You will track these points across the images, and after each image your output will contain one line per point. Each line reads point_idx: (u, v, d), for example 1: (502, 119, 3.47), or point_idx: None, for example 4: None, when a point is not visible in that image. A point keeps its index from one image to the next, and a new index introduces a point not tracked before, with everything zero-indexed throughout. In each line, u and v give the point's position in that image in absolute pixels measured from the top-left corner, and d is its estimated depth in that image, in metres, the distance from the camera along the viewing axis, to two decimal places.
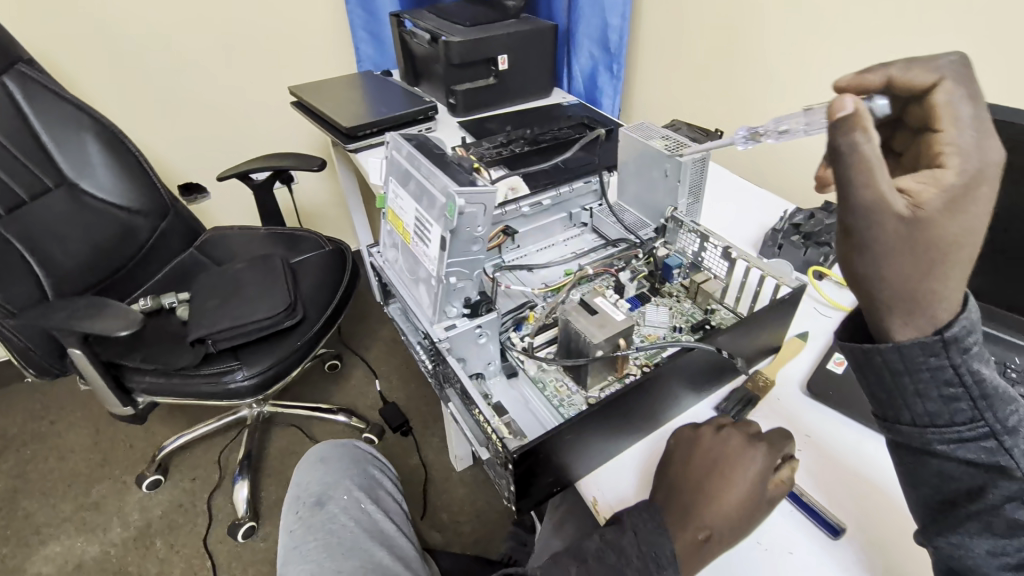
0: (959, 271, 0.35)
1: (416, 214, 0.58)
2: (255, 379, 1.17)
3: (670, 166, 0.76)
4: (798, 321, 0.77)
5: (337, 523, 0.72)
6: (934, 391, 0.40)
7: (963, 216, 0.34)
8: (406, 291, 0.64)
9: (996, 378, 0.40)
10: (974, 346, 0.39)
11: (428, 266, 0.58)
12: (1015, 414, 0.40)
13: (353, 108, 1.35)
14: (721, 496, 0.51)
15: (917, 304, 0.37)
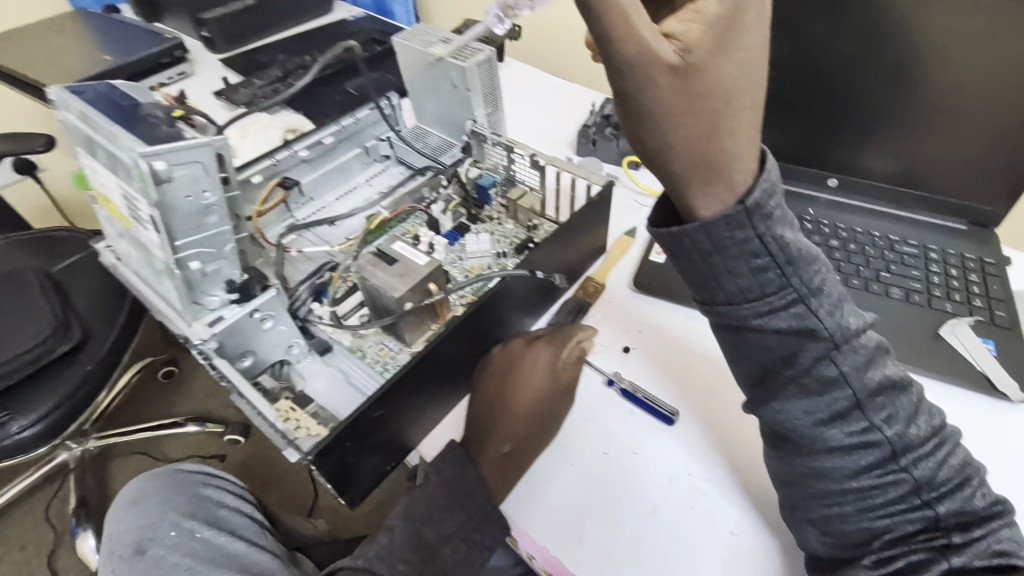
0: (745, 127, 0.32)
1: (116, 191, 0.46)
2: (40, 426, 0.93)
3: (456, 74, 0.67)
4: (619, 217, 0.75)
5: (167, 566, 0.61)
6: (740, 260, 0.36)
7: (735, 62, 0.30)
8: (146, 288, 0.52)
9: (801, 241, 0.37)
10: (776, 210, 0.36)
11: (159, 256, 0.46)
12: (820, 273, 0.38)
13: (68, 61, 1.04)
14: (510, 405, 0.53)
15: (715, 169, 0.33)
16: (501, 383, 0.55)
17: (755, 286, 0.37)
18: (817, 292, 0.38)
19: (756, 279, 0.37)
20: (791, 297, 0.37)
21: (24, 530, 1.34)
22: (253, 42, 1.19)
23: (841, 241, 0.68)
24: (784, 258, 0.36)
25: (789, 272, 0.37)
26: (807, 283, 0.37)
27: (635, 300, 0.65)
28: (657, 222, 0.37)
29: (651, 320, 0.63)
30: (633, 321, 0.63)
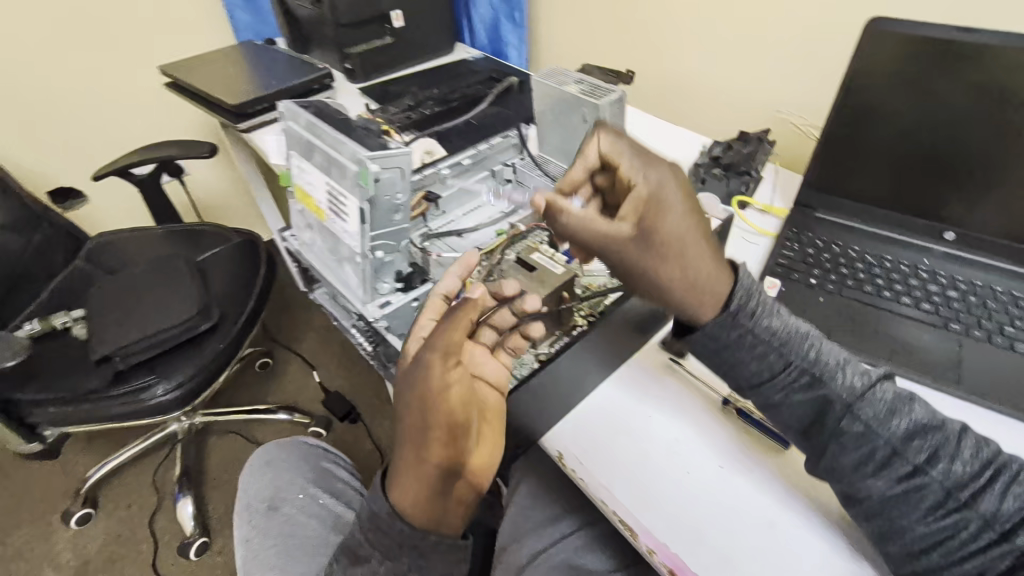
0: (703, 260, 0.52)
1: (327, 187, 0.58)
2: (179, 392, 1.06)
3: (589, 110, 0.76)
4: (734, 253, 0.79)
5: (295, 524, 0.70)
6: (739, 352, 0.53)
7: (674, 227, 0.52)
8: (325, 271, 0.63)
9: (788, 329, 0.53)
10: (755, 309, 0.53)
11: (350, 243, 0.57)
12: (812, 350, 0.53)
13: (237, 82, 1.21)
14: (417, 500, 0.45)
15: (696, 284, 0.51)
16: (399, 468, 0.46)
17: (763, 367, 0.52)
18: (816, 364, 0.52)
19: (759, 362, 0.52)
20: (792, 369, 0.52)
21: (131, 490, 1.43)
22: (385, 76, 1.33)
23: (954, 295, 0.67)
24: (776, 342, 0.52)
25: (783, 353, 0.52)
26: (799, 355, 0.52)
27: None
28: (680, 331, 0.55)
29: None
30: None
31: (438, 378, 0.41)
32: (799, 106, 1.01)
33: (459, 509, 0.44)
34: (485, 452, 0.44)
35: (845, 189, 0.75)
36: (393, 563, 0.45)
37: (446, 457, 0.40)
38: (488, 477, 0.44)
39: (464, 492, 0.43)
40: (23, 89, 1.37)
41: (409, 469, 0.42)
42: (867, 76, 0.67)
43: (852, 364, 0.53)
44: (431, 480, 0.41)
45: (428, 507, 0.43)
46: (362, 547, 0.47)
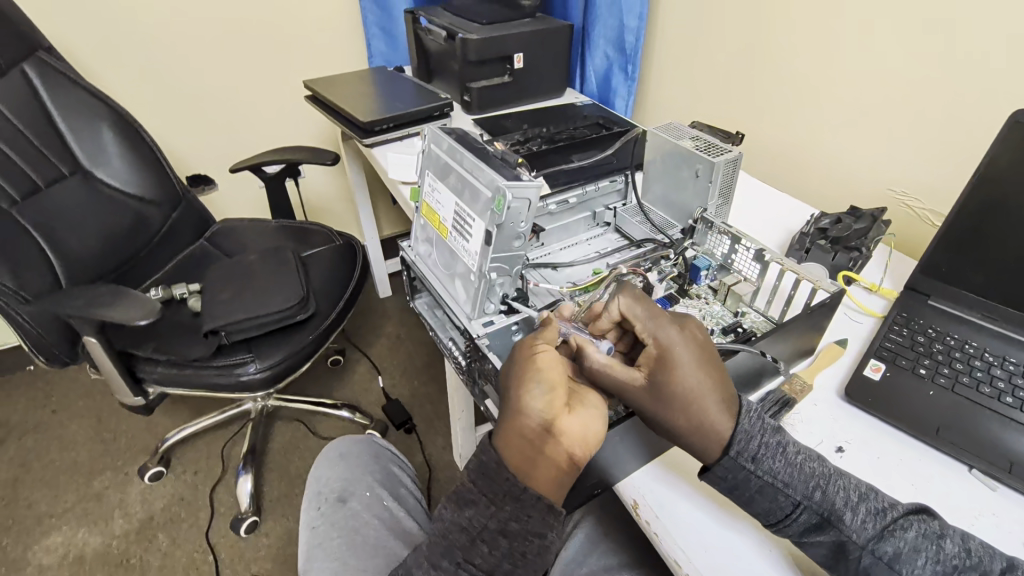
0: (714, 404, 0.51)
1: (457, 209, 0.68)
2: (267, 373, 1.15)
3: (702, 167, 0.77)
4: (835, 329, 0.77)
5: (360, 521, 0.71)
6: (747, 491, 0.51)
7: (687, 369, 0.52)
8: (440, 282, 0.73)
9: (790, 462, 0.51)
10: (755, 449, 0.51)
11: (469, 262, 0.67)
12: (818, 487, 0.50)
13: (366, 101, 1.32)
14: (542, 461, 0.47)
15: (705, 435, 0.51)
16: (511, 431, 0.47)
17: (773, 508, 0.51)
18: (821, 504, 0.49)
19: (770, 502, 0.50)
20: (801, 509, 0.49)
21: (201, 457, 1.51)
22: (497, 110, 1.41)
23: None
24: (779, 483, 0.50)
25: (789, 494, 0.50)
26: (803, 493, 0.50)
27: (845, 411, 0.66)
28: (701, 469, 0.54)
29: (862, 433, 0.64)
30: (843, 430, 0.64)
31: (545, 345, 0.52)
32: (917, 187, 0.97)
33: (552, 472, 0.47)
34: (585, 420, 0.49)
35: (962, 281, 0.69)
36: (502, 512, 0.47)
37: (545, 403, 0.48)
38: (582, 448, 0.48)
39: (560, 451, 0.47)
40: (188, 88, 1.58)
41: (511, 416, 0.48)
42: (1006, 165, 0.63)
43: (863, 501, 0.49)
44: (530, 426, 0.47)
45: (525, 457, 0.47)
46: (468, 490, 0.49)
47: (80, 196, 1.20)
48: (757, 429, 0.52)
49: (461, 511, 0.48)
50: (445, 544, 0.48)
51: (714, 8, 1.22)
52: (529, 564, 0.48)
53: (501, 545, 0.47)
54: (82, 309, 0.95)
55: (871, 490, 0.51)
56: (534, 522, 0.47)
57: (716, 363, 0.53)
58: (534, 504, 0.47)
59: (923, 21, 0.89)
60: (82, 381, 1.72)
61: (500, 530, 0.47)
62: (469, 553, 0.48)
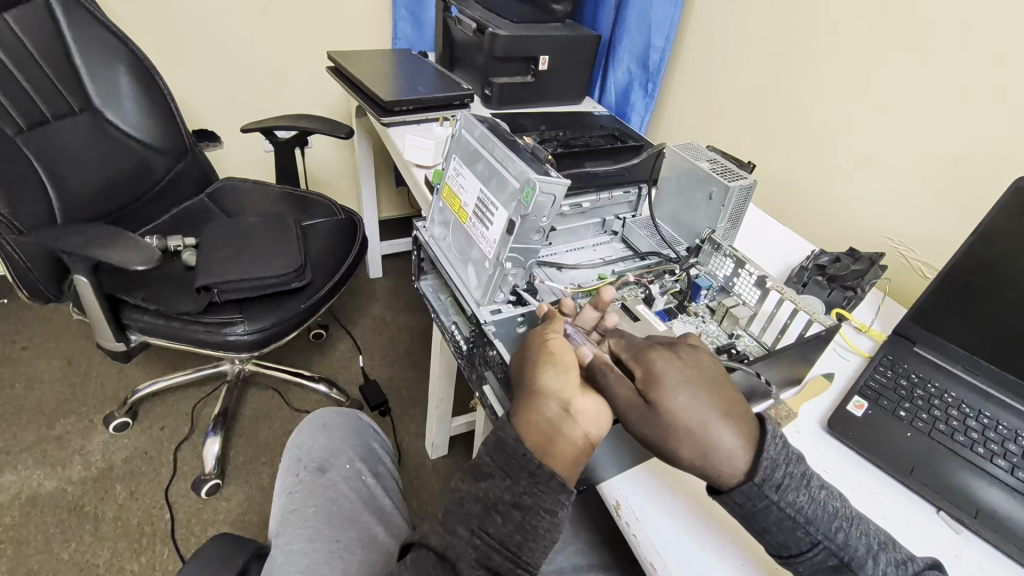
0: (720, 424, 0.49)
1: (481, 196, 0.69)
2: (255, 336, 1.14)
3: (717, 190, 0.78)
4: (823, 361, 0.80)
5: (338, 492, 0.71)
6: (762, 521, 0.49)
7: (683, 388, 0.51)
8: (452, 265, 0.74)
9: (816, 498, 0.50)
10: (784, 480, 0.49)
11: (485, 249, 0.68)
12: (841, 530, 0.50)
13: (388, 80, 1.32)
14: (557, 441, 0.48)
15: (715, 455, 0.49)
16: (528, 410, 0.50)
17: (788, 542, 0.50)
18: (840, 546, 0.49)
19: (786, 536, 0.49)
20: (818, 548, 0.49)
21: (169, 414, 1.48)
22: (516, 109, 1.42)
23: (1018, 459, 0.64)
24: (803, 519, 0.49)
25: (809, 531, 0.49)
26: (825, 532, 0.49)
27: (826, 440, 0.69)
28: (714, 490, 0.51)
29: (841, 464, 0.66)
30: (822, 458, 0.66)
31: (554, 334, 0.57)
32: (912, 239, 1.01)
33: (570, 451, 0.49)
34: (596, 407, 0.51)
35: (947, 332, 0.72)
36: (517, 486, 0.48)
37: (559, 382, 0.51)
38: (596, 429, 0.50)
39: (575, 431, 0.49)
40: (207, 42, 1.56)
41: (528, 396, 0.51)
42: (1005, 229, 0.65)
43: (883, 550, 0.50)
44: (546, 404, 0.50)
45: (544, 435, 0.49)
46: (486, 464, 0.49)
47: (86, 133, 1.18)
48: (782, 459, 0.50)
49: (477, 483, 0.49)
50: (461, 512, 0.48)
51: (740, 40, 1.24)
52: (541, 541, 0.48)
53: (514, 518, 0.47)
54: (78, 248, 0.94)
55: (889, 539, 0.52)
56: (546, 500, 0.48)
57: (724, 383, 0.52)
58: (549, 483, 0.48)
59: (939, 81, 0.92)
60: (55, 321, 1.68)
61: (514, 503, 0.48)
62: (483, 521, 0.48)
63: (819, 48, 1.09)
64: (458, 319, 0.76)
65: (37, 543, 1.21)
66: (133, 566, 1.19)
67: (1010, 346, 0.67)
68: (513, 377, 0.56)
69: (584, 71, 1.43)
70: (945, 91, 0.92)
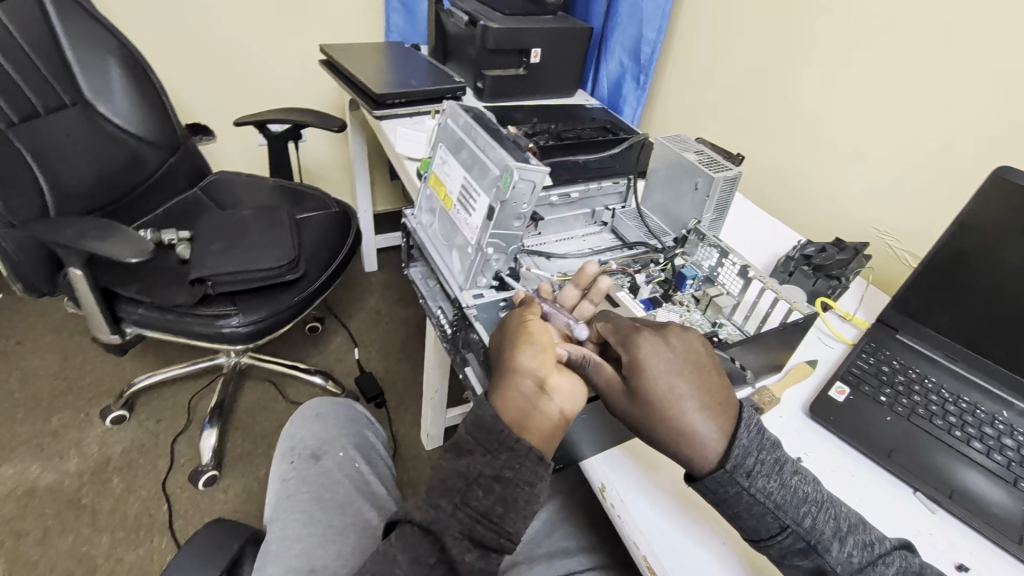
0: (697, 412, 0.50)
1: (465, 183, 0.70)
2: (250, 328, 1.15)
3: (702, 181, 0.79)
4: (806, 348, 0.82)
5: (331, 479, 0.72)
6: (735, 507, 0.50)
7: (665, 375, 0.52)
8: (437, 252, 0.75)
9: (785, 486, 0.51)
10: (755, 468, 0.50)
11: (468, 235, 0.69)
12: (808, 516, 0.50)
13: (380, 74, 1.32)
14: (532, 420, 0.51)
15: (687, 442, 0.50)
16: (506, 389, 0.52)
17: (758, 527, 0.50)
18: (807, 530, 0.49)
19: (757, 521, 0.50)
20: (787, 532, 0.50)
21: (166, 406, 1.49)
22: (509, 102, 1.42)
23: (997, 437, 0.66)
24: (771, 504, 0.50)
25: (779, 516, 0.50)
26: (793, 517, 0.50)
27: (807, 424, 0.70)
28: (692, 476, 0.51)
29: (819, 447, 0.68)
30: (801, 441, 0.68)
31: (534, 316, 0.58)
32: (898, 230, 1.02)
33: (546, 426, 0.51)
34: (572, 385, 0.53)
35: (929, 320, 0.74)
36: (496, 460, 0.49)
37: (535, 360, 0.53)
38: (571, 404, 0.52)
39: (550, 408, 0.51)
40: (199, 34, 1.56)
41: (505, 374, 0.53)
42: (986, 217, 0.67)
43: (852, 533, 0.50)
44: (523, 381, 0.52)
45: (519, 411, 0.51)
46: (467, 441, 0.51)
47: (78, 127, 1.18)
48: (755, 446, 0.51)
49: (460, 459, 0.50)
50: (444, 486, 0.50)
51: (733, 31, 1.24)
52: (521, 511, 0.50)
53: (495, 491, 0.49)
54: (72, 241, 0.94)
55: (862, 522, 0.52)
56: (525, 472, 0.49)
57: (704, 372, 0.53)
58: (527, 456, 0.49)
59: (928, 71, 0.93)
60: (50, 317, 1.69)
61: (495, 477, 0.49)
62: (465, 495, 0.49)
63: (810, 39, 1.10)
64: (443, 304, 0.78)
65: (36, 534, 1.22)
66: (132, 556, 1.20)
67: (990, 331, 0.69)
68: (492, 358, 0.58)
69: (577, 64, 1.44)
70: (934, 83, 0.93)
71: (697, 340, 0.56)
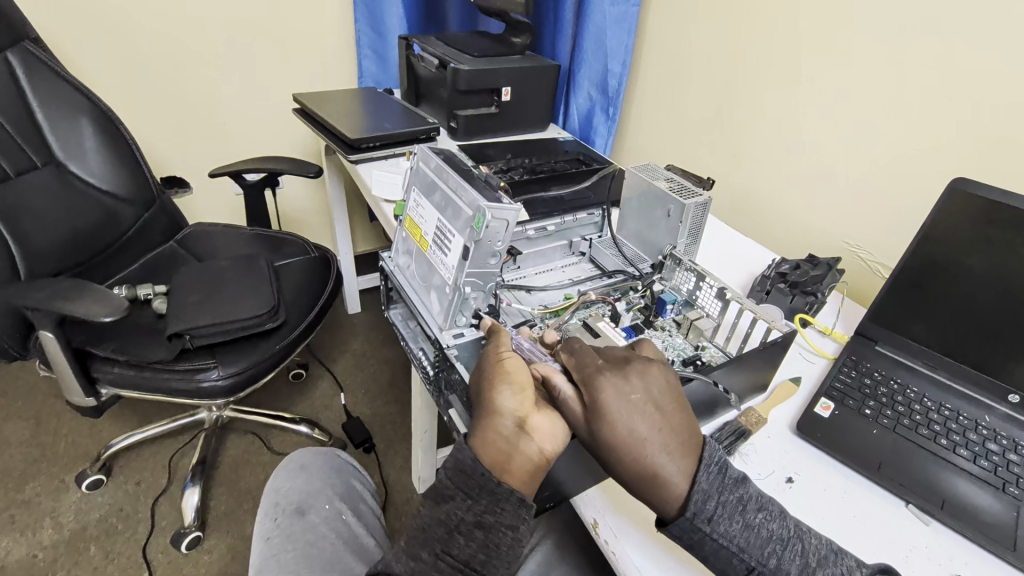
0: (660, 454, 0.50)
1: (439, 224, 0.71)
2: (229, 380, 1.12)
3: (674, 208, 0.81)
4: (789, 366, 0.82)
5: (318, 534, 0.69)
6: (702, 551, 0.50)
7: (628, 417, 0.51)
8: (416, 293, 0.75)
9: (748, 526, 0.50)
10: (715, 512, 0.49)
11: (445, 275, 0.69)
12: (774, 555, 0.49)
13: (354, 119, 1.34)
14: (513, 461, 0.50)
15: (651, 485, 0.50)
16: (485, 429, 0.51)
17: (727, 569, 0.50)
18: (773, 570, 0.49)
19: (725, 564, 0.50)
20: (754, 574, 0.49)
21: (145, 467, 1.44)
22: (483, 139, 1.45)
23: (981, 448, 0.66)
24: (735, 547, 0.49)
25: (744, 558, 0.49)
26: (758, 558, 0.49)
27: (796, 443, 0.70)
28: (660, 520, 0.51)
29: (809, 465, 0.67)
30: (793, 462, 0.68)
31: (509, 353, 0.58)
32: (868, 243, 1.04)
33: (527, 467, 0.51)
34: (551, 421, 0.54)
35: (906, 330, 0.75)
36: (477, 505, 0.49)
37: (513, 402, 0.53)
38: (551, 443, 0.53)
39: (532, 447, 0.51)
40: (173, 90, 1.58)
41: (484, 416, 0.52)
42: (948, 227, 0.69)
43: (820, 567, 0.49)
44: (501, 422, 0.51)
45: (500, 454, 0.50)
46: (447, 487, 0.50)
47: (49, 189, 1.17)
48: (715, 488, 0.51)
49: (440, 506, 0.50)
50: (424, 536, 0.49)
51: (695, 62, 1.30)
52: (503, 558, 0.48)
53: (476, 538, 0.48)
54: (42, 304, 0.93)
55: (832, 552, 0.51)
56: (506, 516, 0.49)
57: (668, 410, 0.53)
58: (509, 499, 0.49)
59: (885, 89, 0.97)
60: (23, 381, 1.63)
61: (476, 523, 0.48)
62: (446, 544, 0.48)
63: (770, 66, 1.15)
64: (425, 345, 0.77)
65: None
66: None
67: (965, 336, 0.70)
68: (471, 397, 0.57)
69: (546, 100, 1.48)
70: (889, 101, 0.97)
71: (662, 373, 0.56)
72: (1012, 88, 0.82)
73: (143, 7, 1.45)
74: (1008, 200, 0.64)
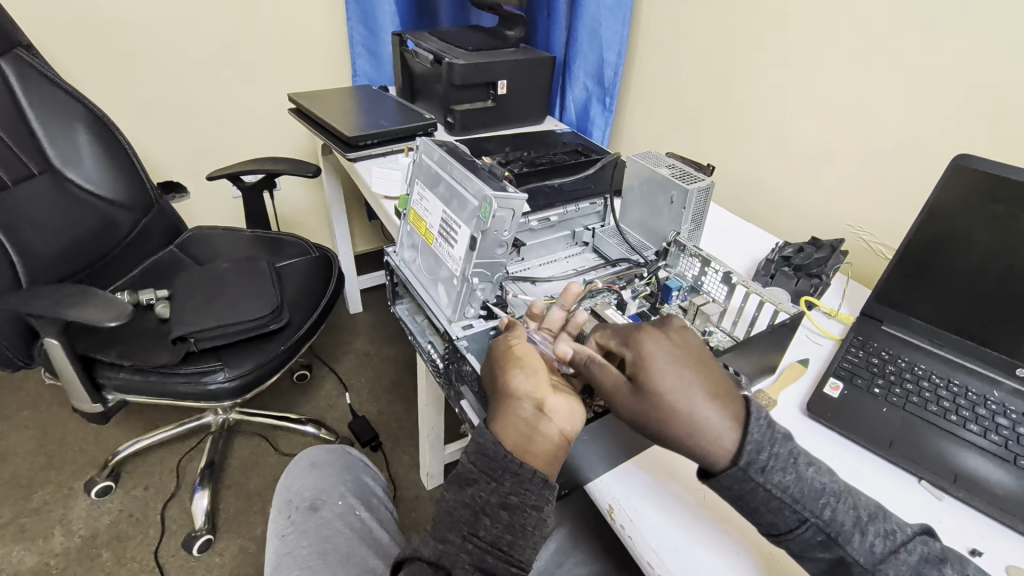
0: (704, 405, 0.50)
1: (445, 216, 0.71)
2: (236, 382, 1.12)
3: (677, 193, 0.81)
4: (796, 347, 0.82)
5: (331, 529, 0.68)
6: (752, 502, 0.50)
7: (665, 377, 0.51)
8: (423, 287, 0.75)
9: (798, 480, 0.50)
10: (768, 461, 0.49)
11: (452, 266, 0.69)
12: (828, 506, 0.49)
13: (351, 117, 1.33)
14: (534, 441, 0.50)
15: (700, 441, 0.49)
16: (504, 413, 0.51)
17: (777, 522, 0.50)
18: (827, 522, 0.49)
19: (775, 516, 0.49)
20: (807, 525, 0.49)
21: (153, 471, 1.44)
22: (480, 133, 1.44)
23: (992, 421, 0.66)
24: (787, 498, 0.49)
25: (797, 509, 0.49)
26: (812, 509, 0.49)
27: (806, 424, 0.70)
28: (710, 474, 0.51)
29: (821, 445, 0.68)
30: (805, 442, 0.68)
31: (521, 340, 0.58)
32: (870, 225, 1.05)
33: (549, 448, 0.51)
34: (570, 402, 0.54)
35: (912, 308, 0.75)
36: (502, 487, 0.49)
37: (528, 384, 0.53)
38: (570, 424, 0.53)
39: (551, 427, 0.51)
40: (167, 94, 1.57)
41: (502, 399, 0.53)
42: (953, 204, 0.69)
43: (871, 522, 0.49)
44: (520, 405, 0.52)
45: (522, 435, 0.50)
46: (470, 470, 0.50)
47: (47, 196, 1.17)
48: (767, 439, 0.50)
49: (464, 490, 0.49)
50: (450, 519, 0.49)
51: (691, 49, 1.29)
52: (530, 538, 0.48)
53: (503, 519, 0.48)
54: (46, 311, 0.92)
55: (879, 510, 0.51)
56: (531, 496, 0.49)
57: (701, 366, 0.53)
58: (531, 480, 0.49)
59: (883, 69, 0.96)
60: (26, 390, 1.63)
61: (501, 504, 0.48)
62: (473, 526, 0.48)
63: (767, 50, 1.14)
64: (433, 338, 0.77)
65: None
66: None
67: (972, 313, 0.70)
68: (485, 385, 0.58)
69: (542, 93, 1.47)
70: (888, 81, 0.96)
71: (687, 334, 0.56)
72: (1012, 63, 0.82)
73: (133, 10, 1.44)
74: (1013, 175, 0.64)
